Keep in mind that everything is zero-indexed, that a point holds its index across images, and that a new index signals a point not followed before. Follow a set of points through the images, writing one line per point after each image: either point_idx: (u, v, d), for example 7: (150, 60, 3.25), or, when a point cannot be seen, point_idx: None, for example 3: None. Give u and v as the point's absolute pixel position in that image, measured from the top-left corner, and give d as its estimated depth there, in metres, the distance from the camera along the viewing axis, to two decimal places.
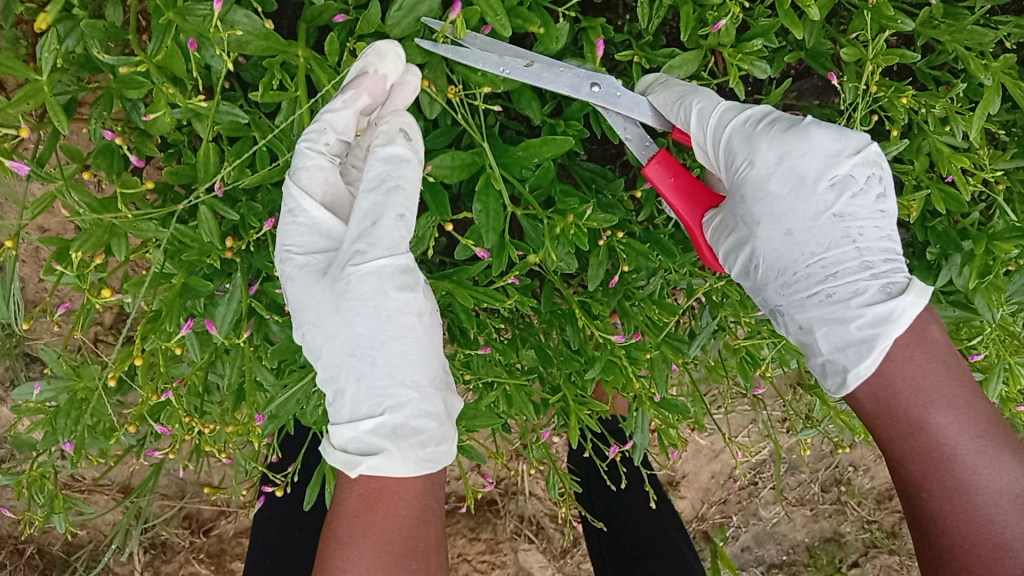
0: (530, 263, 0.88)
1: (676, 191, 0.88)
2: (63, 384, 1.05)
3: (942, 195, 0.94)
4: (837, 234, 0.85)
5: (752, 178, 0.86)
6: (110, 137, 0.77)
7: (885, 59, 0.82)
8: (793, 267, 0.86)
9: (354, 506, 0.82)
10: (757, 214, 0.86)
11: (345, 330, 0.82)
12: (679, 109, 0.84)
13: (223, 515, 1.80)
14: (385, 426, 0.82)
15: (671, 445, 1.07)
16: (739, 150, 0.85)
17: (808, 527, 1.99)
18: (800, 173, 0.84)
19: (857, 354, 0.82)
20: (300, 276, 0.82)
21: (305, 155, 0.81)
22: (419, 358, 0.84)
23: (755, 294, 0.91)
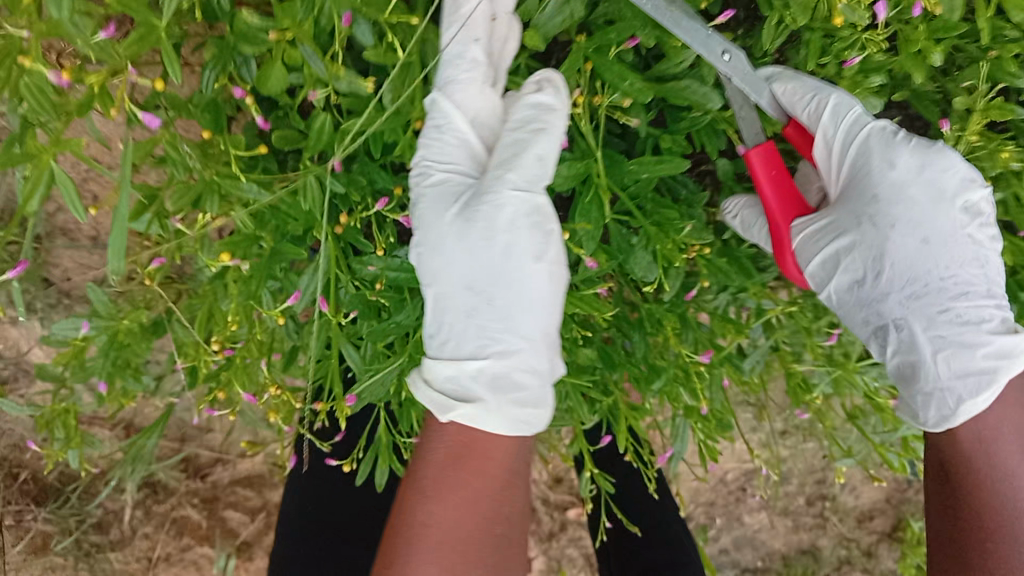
0: (615, 268, 0.88)
1: (773, 184, 0.84)
2: (105, 324, 1.04)
3: (1015, 248, 0.96)
4: (970, 256, 0.81)
5: (888, 181, 0.81)
6: (234, 94, 0.73)
7: (997, 113, 0.82)
8: (926, 282, 0.81)
9: (440, 458, 0.82)
10: (893, 218, 0.81)
11: (467, 259, 0.80)
12: (812, 101, 0.83)
13: (220, 461, 1.69)
14: (485, 375, 0.80)
15: (712, 458, 1.07)
16: (877, 152, 0.82)
17: (787, 537, 1.99)
18: (941, 186, 0.80)
19: (974, 386, 0.80)
20: (429, 195, 0.81)
21: (452, 67, 0.80)
22: (536, 309, 0.81)
23: (860, 309, 0.85)
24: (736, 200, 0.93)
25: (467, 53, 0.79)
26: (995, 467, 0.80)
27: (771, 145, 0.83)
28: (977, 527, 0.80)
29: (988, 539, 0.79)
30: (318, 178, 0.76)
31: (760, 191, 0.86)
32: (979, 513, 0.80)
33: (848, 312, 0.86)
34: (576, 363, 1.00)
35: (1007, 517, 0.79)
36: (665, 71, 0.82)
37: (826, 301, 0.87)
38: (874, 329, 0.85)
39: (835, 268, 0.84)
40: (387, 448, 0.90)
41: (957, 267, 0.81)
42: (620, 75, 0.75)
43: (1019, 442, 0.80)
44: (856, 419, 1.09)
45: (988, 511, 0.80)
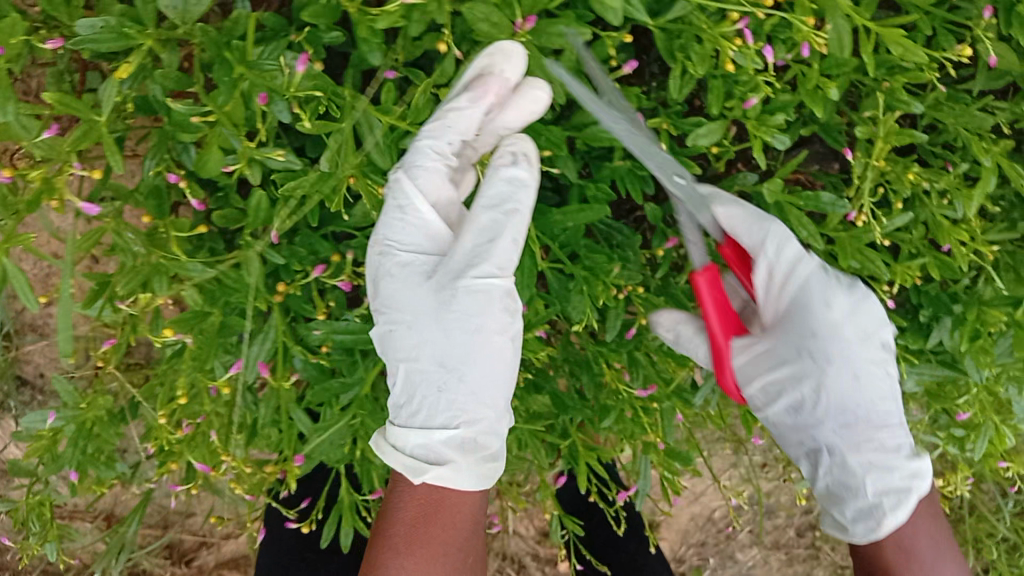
0: (554, 314, 0.93)
1: (715, 305, 0.89)
2: (73, 413, 1.07)
3: (937, 263, 1.01)
4: (884, 391, 0.92)
5: (826, 320, 0.90)
6: (169, 178, 0.78)
7: (895, 138, 0.88)
8: (856, 411, 0.91)
9: (408, 516, 0.88)
10: (828, 355, 0.90)
11: (441, 337, 0.87)
12: (757, 232, 0.91)
13: (206, 545, 1.70)
14: (455, 439, 0.87)
15: (674, 490, 1.10)
16: (817, 294, 0.90)
17: (782, 569, 2.01)
18: (867, 330, 0.91)
19: (895, 502, 0.90)
20: (398, 274, 0.87)
21: (426, 154, 0.86)
22: (501, 380, 0.88)
23: (795, 430, 0.95)
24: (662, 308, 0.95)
25: (440, 148, 0.87)
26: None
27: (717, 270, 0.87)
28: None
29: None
30: (259, 251, 0.80)
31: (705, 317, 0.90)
32: (874, 551, 0.93)
33: (785, 428, 0.96)
34: (532, 409, 1.03)
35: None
36: (585, 125, 0.88)
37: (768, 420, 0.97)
38: (811, 447, 0.94)
39: (775, 397, 0.94)
40: (349, 507, 0.93)
41: (873, 406, 0.91)
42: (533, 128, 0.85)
43: (922, 557, 0.90)
44: None
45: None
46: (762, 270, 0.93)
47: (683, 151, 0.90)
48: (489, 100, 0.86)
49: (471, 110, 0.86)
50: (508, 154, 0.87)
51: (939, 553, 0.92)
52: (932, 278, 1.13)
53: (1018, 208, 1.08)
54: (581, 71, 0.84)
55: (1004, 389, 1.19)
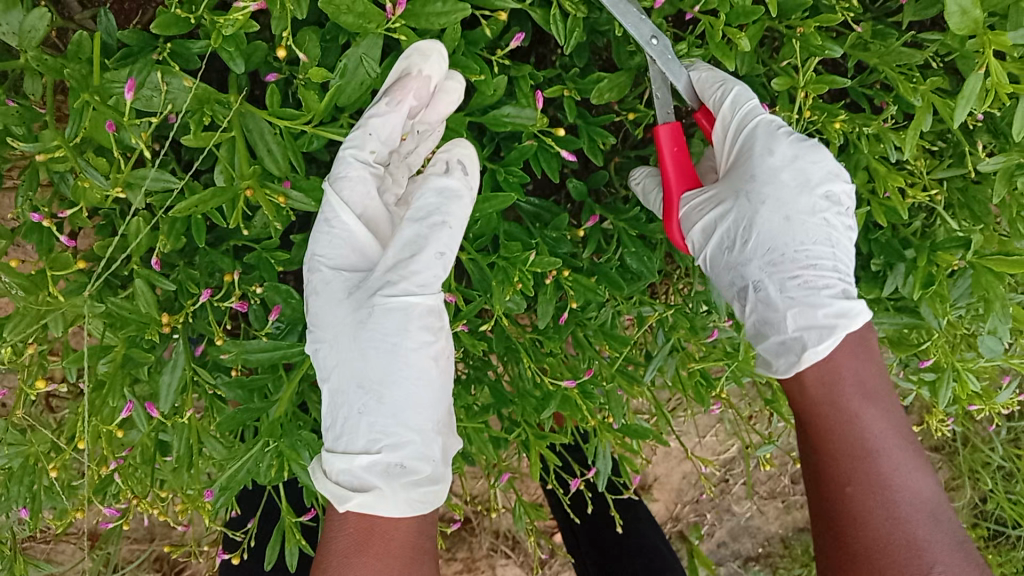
0: (479, 306, 0.89)
1: (673, 159, 0.91)
2: (13, 451, 1.05)
3: (882, 210, 0.96)
4: (823, 235, 0.90)
5: (766, 166, 0.89)
6: (36, 213, 0.74)
7: (815, 87, 0.83)
8: (782, 249, 0.91)
9: (343, 545, 0.84)
10: (762, 196, 0.90)
11: (360, 359, 0.85)
12: (719, 91, 0.90)
13: (193, 556, 1.68)
14: (380, 464, 0.84)
15: (634, 468, 1.07)
16: (760, 142, 0.89)
17: (781, 518, 1.99)
18: (807, 176, 0.89)
19: (818, 337, 0.88)
20: (325, 289, 0.86)
21: (349, 163, 0.84)
22: (426, 401, 0.86)
23: (728, 268, 0.94)
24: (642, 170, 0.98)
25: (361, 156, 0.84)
26: (845, 417, 0.88)
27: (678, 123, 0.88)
28: (832, 477, 0.88)
29: (845, 484, 0.87)
30: (148, 279, 0.76)
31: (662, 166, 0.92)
32: (809, 403, 0.90)
33: (720, 268, 0.95)
34: (476, 403, 1.00)
35: (858, 461, 0.87)
36: (486, 106, 0.83)
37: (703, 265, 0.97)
38: (739, 289, 0.93)
39: (707, 235, 0.93)
40: (291, 527, 0.87)
41: (810, 245, 0.90)
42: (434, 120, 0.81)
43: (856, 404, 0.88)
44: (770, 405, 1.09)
45: (843, 464, 0.87)
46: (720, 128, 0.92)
47: (595, 122, 0.86)
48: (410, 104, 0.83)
49: (389, 112, 0.83)
50: (445, 161, 0.85)
51: (868, 392, 0.89)
52: (883, 224, 1.08)
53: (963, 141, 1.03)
54: (479, 52, 0.79)
55: (969, 327, 1.15)
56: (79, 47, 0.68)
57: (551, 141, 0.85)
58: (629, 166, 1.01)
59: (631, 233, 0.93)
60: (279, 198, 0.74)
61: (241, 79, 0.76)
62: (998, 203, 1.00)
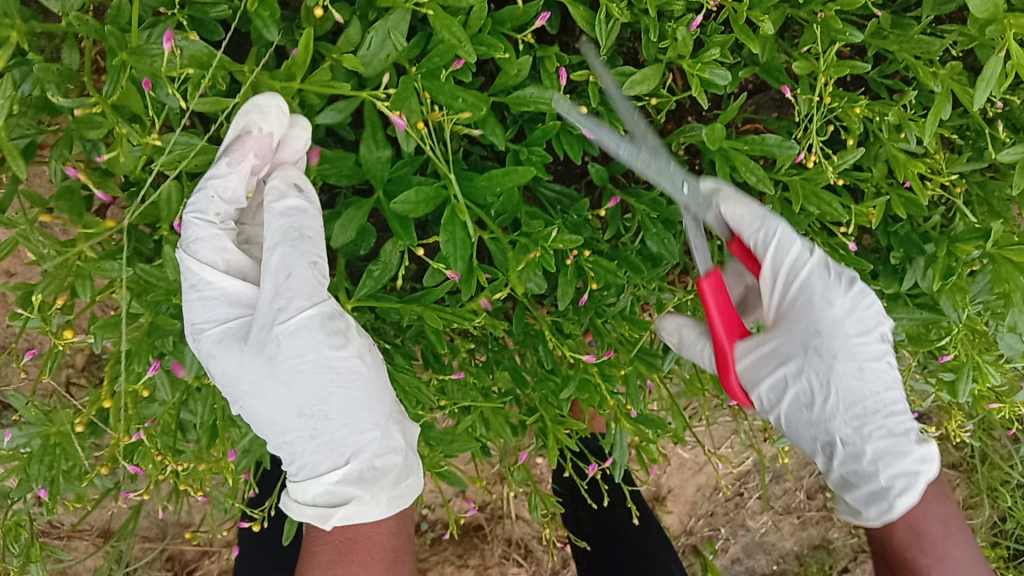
0: (499, 285, 0.90)
1: (719, 311, 0.85)
2: (35, 429, 1.06)
3: (901, 201, 0.97)
4: (889, 379, 0.93)
5: (828, 318, 0.90)
6: (70, 175, 0.75)
7: (836, 70, 0.84)
8: (863, 402, 0.92)
9: (326, 555, 0.93)
10: (833, 350, 0.90)
11: (289, 392, 0.85)
12: (760, 229, 0.89)
13: (206, 554, 1.68)
14: (351, 473, 0.88)
15: (651, 459, 1.06)
16: (817, 289, 0.90)
17: (796, 535, 1.96)
18: (866, 320, 0.90)
19: (908, 483, 0.91)
20: (220, 350, 0.83)
21: (197, 225, 0.79)
22: (372, 398, 0.87)
23: (811, 426, 0.94)
24: (672, 321, 1.00)
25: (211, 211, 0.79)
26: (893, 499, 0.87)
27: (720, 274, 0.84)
28: None
29: None
30: (177, 245, 0.77)
31: (707, 319, 0.87)
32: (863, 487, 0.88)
33: (801, 425, 0.95)
34: (495, 387, 1.00)
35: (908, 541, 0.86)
36: (511, 86, 0.85)
37: (776, 421, 0.96)
38: (824, 446, 0.94)
39: (775, 391, 0.93)
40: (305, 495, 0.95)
41: (880, 388, 0.92)
42: (453, 94, 0.74)
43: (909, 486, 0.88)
44: None
45: None
46: (767, 267, 0.91)
47: (618, 106, 0.87)
48: (252, 160, 0.79)
49: (232, 174, 0.79)
50: (278, 187, 0.84)
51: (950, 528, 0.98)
52: (903, 218, 1.09)
53: (983, 136, 1.03)
54: (504, 30, 0.81)
55: (989, 325, 1.14)
56: (118, 12, 0.70)
57: (574, 122, 0.87)
58: (649, 155, 1.02)
59: (652, 217, 0.93)
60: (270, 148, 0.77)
61: (271, 52, 0.78)
62: (1018, 197, 1.00)
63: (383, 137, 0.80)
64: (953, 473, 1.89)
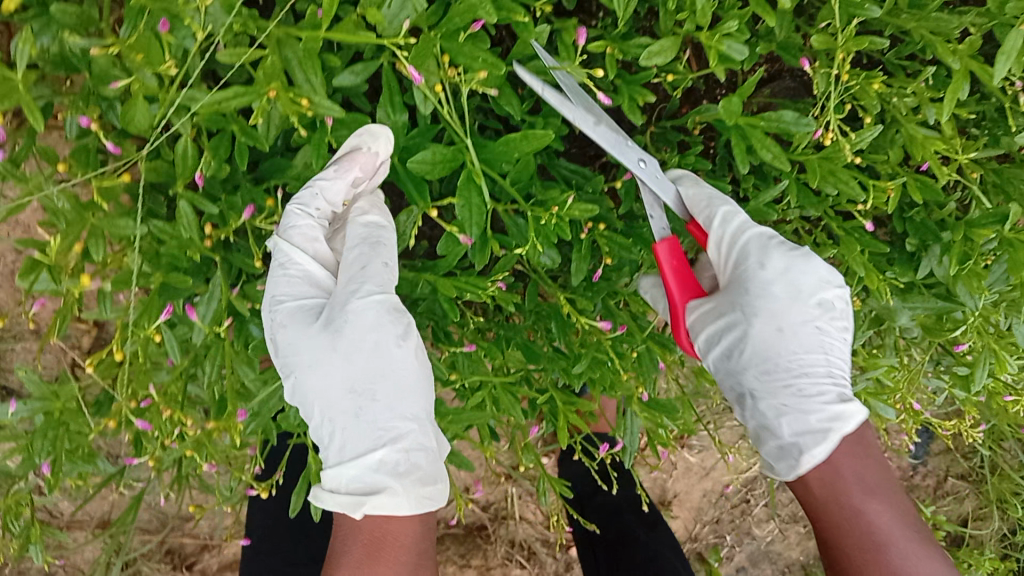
0: (512, 257, 0.89)
1: (674, 273, 0.92)
2: (39, 403, 1.04)
3: (918, 184, 0.96)
4: (816, 343, 0.93)
5: (758, 279, 0.91)
6: (84, 128, 0.74)
7: (855, 45, 0.83)
8: (776, 360, 0.92)
9: (355, 555, 0.91)
10: (756, 309, 0.92)
11: (344, 368, 0.87)
12: (705, 209, 0.90)
13: (207, 548, 1.65)
14: (387, 463, 0.87)
15: (662, 444, 1.05)
16: (753, 254, 0.90)
17: (801, 544, 1.93)
18: (799, 287, 0.91)
19: (815, 440, 0.90)
20: (293, 321, 0.87)
21: (297, 215, 0.86)
22: (418, 392, 0.89)
23: (727, 376, 0.96)
24: (650, 278, 1.01)
25: (311, 204, 0.86)
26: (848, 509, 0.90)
27: (675, 239, 0.90)
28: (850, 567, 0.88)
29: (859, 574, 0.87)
30: (190, 203, 0.76)
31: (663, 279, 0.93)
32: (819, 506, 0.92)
33: (720, 375, 0.97)
34: (505, 365, 0.99)
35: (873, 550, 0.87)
36: (528, 56, 0.84)
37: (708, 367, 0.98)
38: (739, 394, 0.97)
39: (711, 344, 0.94)
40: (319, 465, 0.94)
41: (803, 351, 0.92)
42: (473, 56, 0.74)
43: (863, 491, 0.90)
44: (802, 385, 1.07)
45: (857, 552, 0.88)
46: (714, 240, 0.92)
47: (634, 79, 0.87)
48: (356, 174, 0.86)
49: (333, 182, 0.86)
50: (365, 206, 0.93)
51: (870, 487, 0.91)
52: (918, 205, 1.08)
53: (1000, 122, 1.02)
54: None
55: (1004, 318, 1.13)
56: None
57: (590, 93, 0.86)
58: (664, 135, 1.01)
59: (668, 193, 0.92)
60: (301, 101, 0.71)
61: (287, 13, 0.77)
62: None
63: (398, 101, 0.79)
64: (962, 483, 1.85)
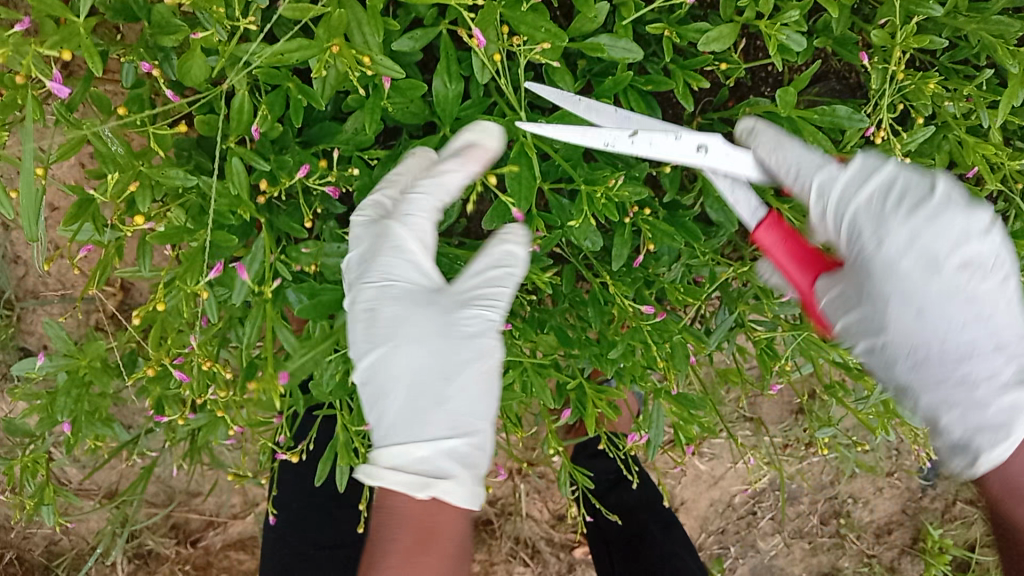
0: (555, 237, 0.88)
1: (790, 256, 0.81)
2: (65, 360, 1.03)
3: (964, 190, 0.95)
4: (969, 312, 0.78)
5: (880, 258, 0.79)
6: (142, 76, 0.74)
7: (914, 43, 0.83)
8: (925, 349, 0.79)
9: (403, 544, 0.82)
10: (887, 293, 0.79)
11: (430, 357, 0.86)
12: (793, 171, 0.83)
13: (212, 526, 1.63)
14: (461, 449, 0.85)
15: (688, 439, 1.03)
16: (868, 226, 0.80)
17: (806, 560, 1.82)
18: (957, 234, 0.78)
19: (993, 438, 0.76)
20: (369, 319, 0.85)
21: (362, 226, 0.86)
22: (486, 393, 0.87)
23: (881, 371, 0.83)
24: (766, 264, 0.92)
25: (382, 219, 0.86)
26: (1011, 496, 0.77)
27: (778, 217, 0.81)
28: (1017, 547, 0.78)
29: None
30: (241, 160, 0.76)
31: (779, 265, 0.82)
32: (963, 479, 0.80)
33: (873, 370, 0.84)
34: (537, 348, 0.98)
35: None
36: (585, 34, 0.84)
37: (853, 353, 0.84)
38: (897, 390, 0.83)
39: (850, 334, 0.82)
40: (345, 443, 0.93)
41: (949, 326, 0.78)
42: (535, 25, 0.73)
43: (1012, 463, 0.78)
44: (832, 389, 1.06)
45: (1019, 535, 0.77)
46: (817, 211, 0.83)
47: (689, 64, 0.86)
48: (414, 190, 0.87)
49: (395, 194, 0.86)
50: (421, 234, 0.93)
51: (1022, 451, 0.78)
52: None
53: None
54: None
55: None
56: None
57: (644, 76, 0.86)
58: (710, 127, 1.01)
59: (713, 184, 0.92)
60: (363, 59, 0.70)
61: None
62: None
63: (454, 70, 0.77)
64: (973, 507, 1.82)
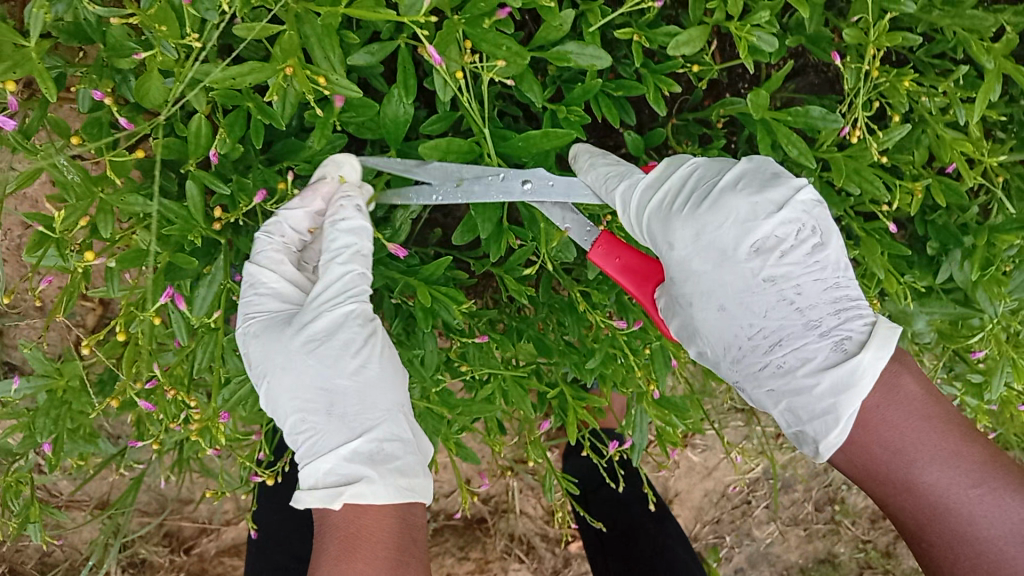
0: (527, 248, 0.87)
1: (624, 272, 0.85)
2: (42, 380, 1.01)
3: (942, 186, 0.94)
4: (774, 301, 0.79)
5: (674, 260, 0.82)
6: (98, 99, 0.72)
7: (887, 41, 0.81)
8: (739, 343, 0.81)
9: (332, 549, 0.79)
10: (689, 296, 0.81)
11: (314, 364, 0.84)
12: (610, 185, 0.85)
13: (205, 532, 1.63)
14: (364, 450, 0.83)
15: (671, 442, 1.03)
16: (659, 233, 0.83)
17: (801, 547, 1.83)
18: (721, 243, 0.80)
19: (823, 426, 0.75)
20: (263, 333, 0.84)
21: (265, 241, 0.85)
22: (391, 385, 0.86)
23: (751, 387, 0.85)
24: None
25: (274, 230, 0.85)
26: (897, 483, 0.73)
27: (608, 237, 0.84)
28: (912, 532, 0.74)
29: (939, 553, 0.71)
30: (202, 183, 0.75)
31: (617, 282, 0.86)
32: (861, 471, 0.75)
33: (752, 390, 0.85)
34: (516, 357, 0.97)
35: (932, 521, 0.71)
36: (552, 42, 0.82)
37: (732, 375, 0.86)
38: None
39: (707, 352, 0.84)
40: None
41: (759, 320, 0.80)
42: (498, 43, 0.72)
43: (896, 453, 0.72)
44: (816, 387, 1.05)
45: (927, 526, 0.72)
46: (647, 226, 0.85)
47: (659, 69, 0.85)
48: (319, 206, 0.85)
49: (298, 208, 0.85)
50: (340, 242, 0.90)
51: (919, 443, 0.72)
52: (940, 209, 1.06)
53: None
54: None
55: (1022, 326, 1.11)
56: None
57: (614, 82, 0.84)
58: (685, 128, 0.99)
59: None
60: (319, 79, 0.69)
61: None
62: None
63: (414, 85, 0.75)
64: None
